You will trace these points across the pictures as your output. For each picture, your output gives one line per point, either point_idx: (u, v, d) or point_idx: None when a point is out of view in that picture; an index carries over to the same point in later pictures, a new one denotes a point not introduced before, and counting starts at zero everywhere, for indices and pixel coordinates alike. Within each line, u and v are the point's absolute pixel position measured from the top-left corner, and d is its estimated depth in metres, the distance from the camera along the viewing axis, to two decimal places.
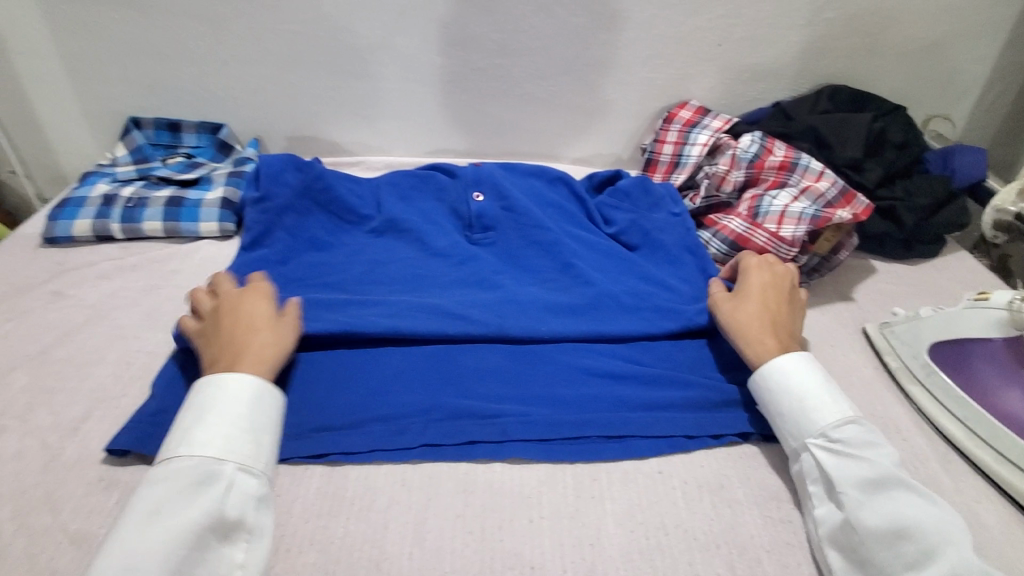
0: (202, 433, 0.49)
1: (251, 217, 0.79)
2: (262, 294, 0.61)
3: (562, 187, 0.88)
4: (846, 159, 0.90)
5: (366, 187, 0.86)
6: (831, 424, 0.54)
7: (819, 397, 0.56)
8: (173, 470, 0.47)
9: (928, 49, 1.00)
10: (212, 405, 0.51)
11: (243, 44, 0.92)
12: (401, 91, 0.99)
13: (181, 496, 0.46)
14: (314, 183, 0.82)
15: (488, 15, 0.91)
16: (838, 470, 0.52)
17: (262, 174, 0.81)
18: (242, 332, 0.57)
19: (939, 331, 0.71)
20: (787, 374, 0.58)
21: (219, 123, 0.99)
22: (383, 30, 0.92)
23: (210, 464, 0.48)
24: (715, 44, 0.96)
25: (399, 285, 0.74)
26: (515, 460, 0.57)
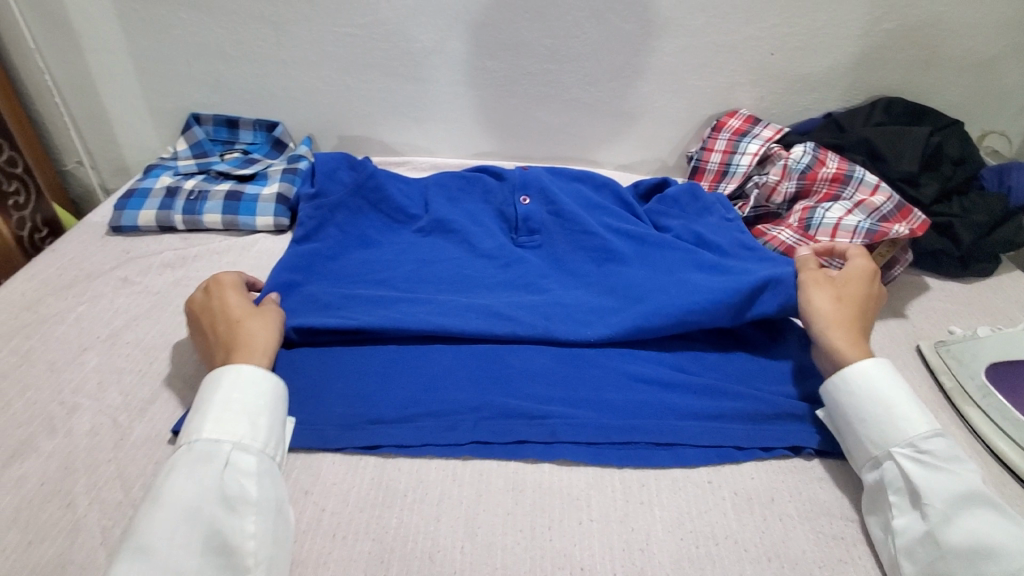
0: (195, 421, 0.51)
1: (305, 212, 0.80)
2: (228, 285, 0.64)
3: (608, 193, 0.88)
4: (901, 173, 0.88)
5: (416, 187, 0.88)
6: (920, 435, 0.53)
7: (908, 408, 0.55)
8: (176, 458, 0.49)
9: (989, 63, 0.98)
10: (207, 394, 0.53)
11: (301, 45, 0.95)
12: (451, 94, 1.00)
13: (184, 479, 0.48)
14: (366, 182, 0.83)
15: (540, 21, 0.92)
16: (925, 482, 0.51)
17: (318, 172, 0.83)
18: (236, 322, 0.60)
19: (998, 352, 0.69)
20: (875, 380, 0.57)
21: (275, 120, 1.03)
22: (437, 34, 0.93)
23: (206, 447, 0.50)
24: (768, 54, 0.95)
25: (446, 284, 0.75)
26: (563, 463, 0.58)
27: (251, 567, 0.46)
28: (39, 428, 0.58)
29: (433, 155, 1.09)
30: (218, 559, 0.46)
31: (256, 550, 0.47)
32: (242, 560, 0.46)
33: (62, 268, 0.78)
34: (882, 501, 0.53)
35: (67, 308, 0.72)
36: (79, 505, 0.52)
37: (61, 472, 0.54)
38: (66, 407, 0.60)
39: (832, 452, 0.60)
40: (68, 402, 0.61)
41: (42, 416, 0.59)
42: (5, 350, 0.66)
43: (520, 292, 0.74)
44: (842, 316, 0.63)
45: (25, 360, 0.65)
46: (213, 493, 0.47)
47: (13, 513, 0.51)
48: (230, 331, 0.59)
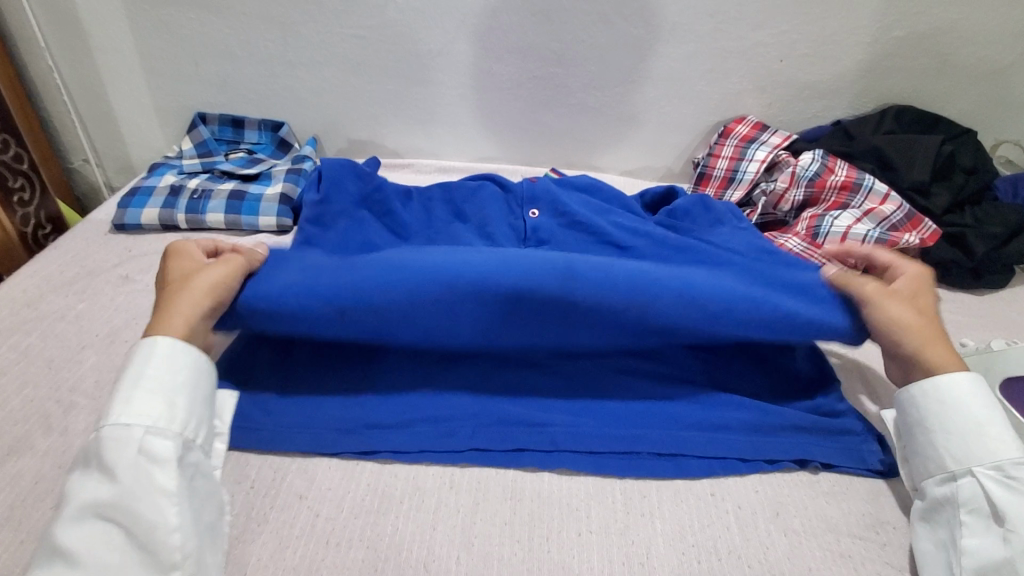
0: (109, 409, 0.48)
1: (306, 217, 0.78)
2: (184, 250, 0.61)
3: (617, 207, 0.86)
4: (913, 181, 0.87)
5: (417, 199, 0.86)
6: (1011, 460, 0.50)
7: (1002, 430, 0.52)
8: (90, 450, 0.47)
9: (1003, 72, 0.96)
10: (123, 377, 0.50)
11: (307, 46, 0.95)
12: (456, 97, 1.00)
13: (100, 470, 0.46)
14: (372, 193, 0.83)
15: (548, 25, 0.91)
16: (1010, 506, 0.48)
17: (324, 177, 0.81)
18: (176, 287, 0.56)
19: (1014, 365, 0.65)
20: (968, 392, 0.54)
21: (280, 121, 1.03)
22: (443, 37, 0.93)
23: (117, 435, 0.47)
24: (777, 60, 0.94)
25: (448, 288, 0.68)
26: (563, 472, 0.57)
27: (178, 563, 0.44)
28: (35, 426, 0.57)
29: (437, 158, 1.09)
30: (145, 556, 0.44)
31: (182, 543, 0.45)
32: (167, 555, 0.44)
33: (64, 265, 0.78)
34: (950, 516, 0.51)
35: (67, 305, 0.71)
36: None
37: (55, 472, 0.54)
38: (62, 406, 0.59)
39: (839, 464, 0.59)
40: (65, 400, 0.60)
41: (38, 414, 0.59)
42: (3, 347, 0.65)
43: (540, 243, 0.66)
44: (933, 330, 0.58)
45: (24, 357, 0.65)
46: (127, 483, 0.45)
47: (5, 512, 0.50)
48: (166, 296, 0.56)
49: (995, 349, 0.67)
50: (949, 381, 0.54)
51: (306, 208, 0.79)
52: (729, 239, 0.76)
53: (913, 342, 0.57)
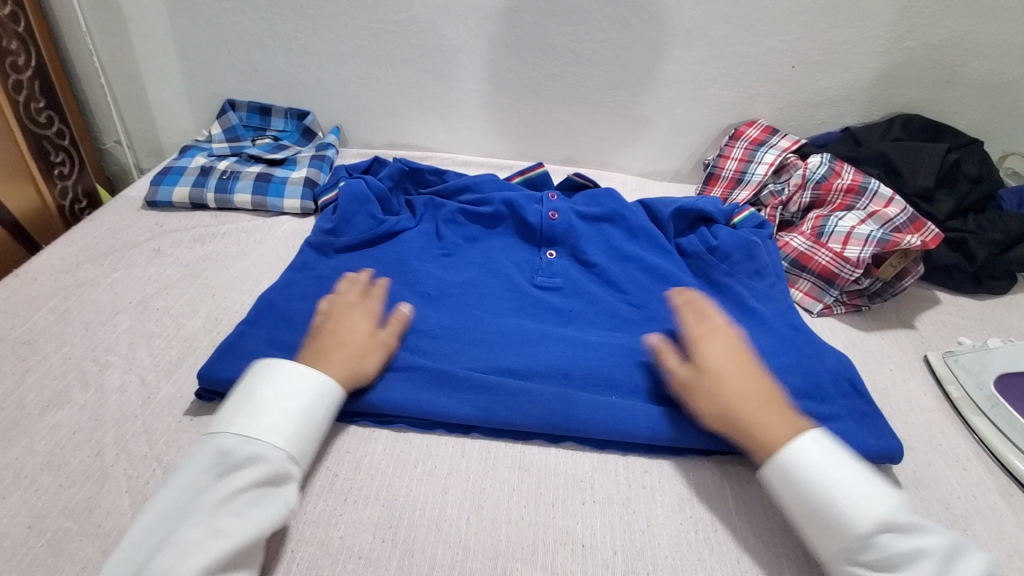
0: (284, 424, 0.51)
1: (313, 241, 0.80)
2: (367, 310, 0.65)
3: (642, 239, 0.83)
4: (916, 187, 0.90)
5: (428, 214, 0.88)
6: (856, 544, 0.46)
7: (847, 497, 0.47)
8: (256, 454, 0.48)
9: (1012, 84, 0.98)
10: (307, 406, 0.53)
11: (336, 38, 0.99)
12: (477, 93, 1.04)
13: (260, 484, 0.47)
14: (381, 232, 0.82)
15: (568, 25, 0.95)
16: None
17: (339, 211, 0.82)
18: (355, 344, 0.60)
19: (1011, 362, 0.67)
20: (801, 465, 0.50)
21: (306, 110, 1.07)
22: (467, 34, 0.97)
23: (287, 461, 0.50)
24: (789, 66, 0.97)
25: (451, 318, 0.70)
26: (568, 447, 0.60)
27: None
28: (72, 382, 0.61)
29: (455, 151, 1.13)
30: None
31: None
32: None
33: (99, 237, 0.82)
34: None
35: (103, 273, 0.75)
36: (108, 454, 0.55)
37: (92, 424, 0.57)
38: (98, 364, 0.63)
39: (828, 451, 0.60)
40: (101, 359, 0.64)
41: (76, 371, 0.62)
42: (44, 308, 0.69)
43: (547, 327, 0.70)
44: (762, 390, 0.56)
45: (63, 319, 0.68)
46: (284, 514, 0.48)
47: (47, 456, 0.54)
48: (342, 344, 0.59)
49: (993, 343, 0.69)
50: (780, 458, 0.51)
51: (315, 233, 0.81)
52: (760, 301, 0.75)
53: (747, 414, 0.54)
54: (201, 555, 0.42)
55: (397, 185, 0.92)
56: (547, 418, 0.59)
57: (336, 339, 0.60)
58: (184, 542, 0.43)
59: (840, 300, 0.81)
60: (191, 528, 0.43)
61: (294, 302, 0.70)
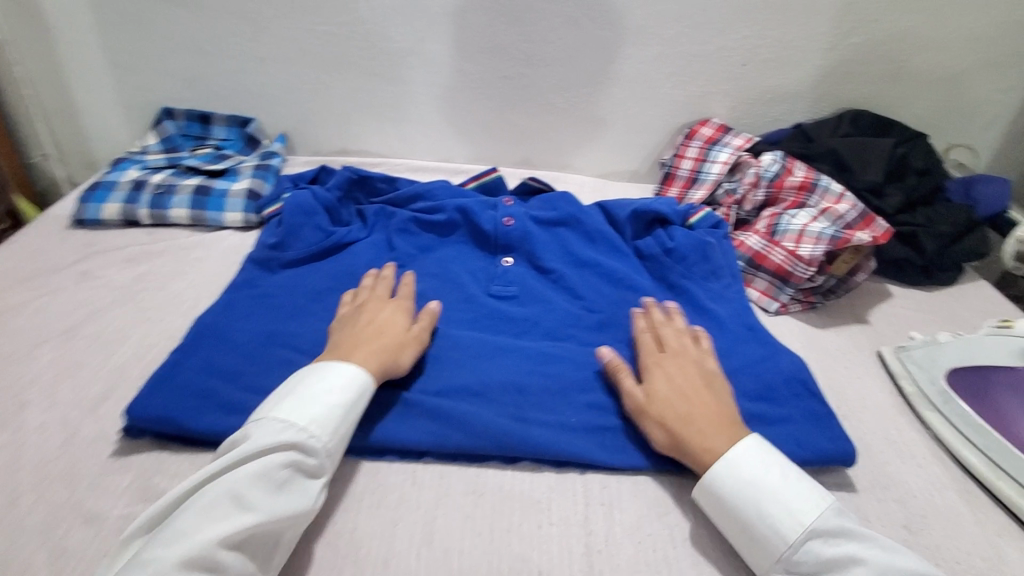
0: (325, 416, 0.51)
1: (256, 257, 0.76)
2: (404, 308, 0.65)
3: (599, 243, 0.82)
4: (866, 182, 0.91)
5: (379, 223, 0.85)
6: (788, 551, 0.48)
7: (777, 509, 0.49)
8: (295, 442, 0.49)
9: (953, 78, 1.01)
10: (351, 404, 0.53)
11: (278, 42, 0.95)
12: (428, 97, 1.01)
13: (289, 473, 0.48)
14: (329, 244, 0.78)
15: (517, 25, 0.93)
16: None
17: (283, 224, 0.78)
18: (393, 337, 0.60)
19: (961, 357, 0.66)
20: (732, 480, 0.51)
21: (249, 117, 1.02)
22: (415, 36, 0.94)
23: (322, 456, 0.50)
24: (740, 64, 0.97)
25: None
26: (526, 467, 0.58)
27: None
28: None
29: (408, 157, 1.09)
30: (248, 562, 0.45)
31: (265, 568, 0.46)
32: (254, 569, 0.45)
33: (21, 261, 0.76)
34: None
35: (24, 301, 0.70)
36: (24, 503, 0.50)
37: (7, 470, 0.53)
38: (15, 403, 0.58)
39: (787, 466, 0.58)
40: (18, 397, 0.59)
41: None
42: None
43: (504, 339, 0.68)
44: (712, 412, 0.56)
45: None
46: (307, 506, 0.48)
47: None
48: (380, 337, 0.60)
49: (941, 339, 0.68)
50: (719, 474, 0.52)
51: (258, 248, 0.77)
52: (716, 302, 0.75)
53: (693, 439, 0.54)
54: (223, 524, 0.43)
55: (345, 195, 0.88)
56: (502, 440, 0.57)
57: (373, 332, 0.60)
58: (210, 505, 0.44)
59: (795, 298, 0.81)
60: (221, 496, 0.45)
61: (236, 323, 0.67)
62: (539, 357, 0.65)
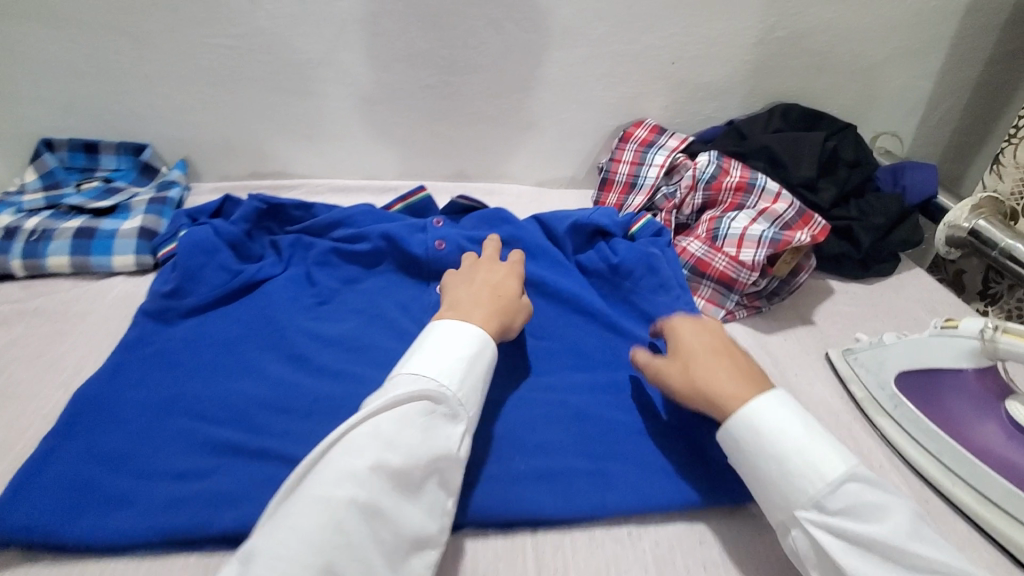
0: (449, 368, 0.53)
1: (148, 309, 0.67)
2: (516, 274, 0.69)
3: (540, 262, 0.77)
4: (801, 177, 0.89)
5: (297, 256, 0.77)
6: (825, 492, 0.46)
7: (815, 458, 0.48)
8: (429, 391, 0.50)
9: (877, 67, 1.01)
10: (471, 358, 0.55)
11: (167, 59, 0.85)
12: (345, 111, 0.93)
13: (427, 420, 0.49)
14: (238, 286, 0.71)
15: (436, 31, 0.86)
16: (842, 553, 0.45)
17: (180, 267, 0.69)
18: (507, 301, 0.64)
19: (907, 360, 0.63)
20: (766, 425, 0.50)
21: (143, 142, 0.92)
22: (324, 46, 0.86)
23: (454, 407, 0.51)
24: (669, 63, 0.94)
25: (324, 387, 0.61)
26: (468, 533, 0.52)
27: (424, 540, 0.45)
28: None
29: (330, 176, 1.01)
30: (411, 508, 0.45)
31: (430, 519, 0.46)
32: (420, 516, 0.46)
33: None
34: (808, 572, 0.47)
35: None
36: None
37: None
38: None
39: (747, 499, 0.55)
40: None
41: None
42: None
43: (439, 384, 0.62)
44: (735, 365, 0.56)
45: None
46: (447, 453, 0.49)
47: None
48: (499, 301, 0.63)
49: (887, 340, 0.66)
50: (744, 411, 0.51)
51: (151, 298, 0.68)
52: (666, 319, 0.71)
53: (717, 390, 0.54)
54: (376, 460, 0.44)
55: (256, 225, 0.79)
56: None
57: (491, 296, 0.64)
58: (361, 445, 0.45)
59: (740, 303, 0.79)
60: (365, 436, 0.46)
61: (127, 392, 0.59)
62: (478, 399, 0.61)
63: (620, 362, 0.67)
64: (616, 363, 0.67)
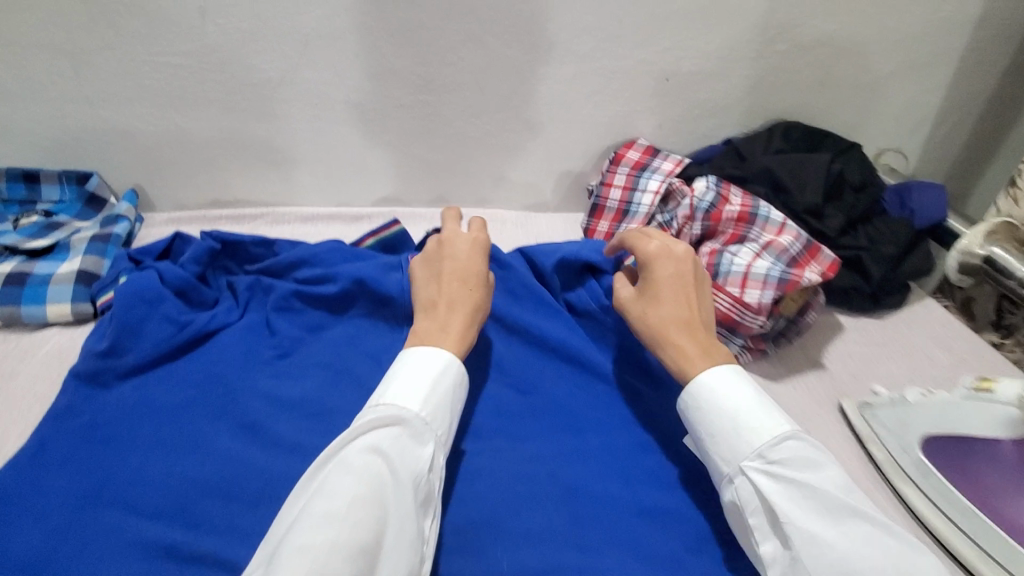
0: (412, 393, 0.51)
1: (81, 370, 0.60)
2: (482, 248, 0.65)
3: (527, 303, 0.68)
4: (806, 204, 0.83)
5: (255, 300, 0.69)
6: (767, 444, 0.49)
7: (764, 417, 0.51)
8: (388, 416, 0.49)
9: (884, 81, 0.95)
10: (437, 375, 0.53)
11: (110, 79, 0.77)
12: (313, 133, 0.86)
13: (394, 446, 0.47)
14: (185, 341, 0.63)
15: (410, 46, 0.78)
16: (780, 496, 0.47)
17: (117, 322, 0.61)
18: (476, 290, 0.61)
19: (935, 421, 0.61)
20: (721, 385, 0.53)
21: (87, 171, 0.84)
22: (286, 64, 0.78)
23: (419, 425, 0.50)
24: (663, 79, 0.87)
25: (276, 466, 0.54)
26: None
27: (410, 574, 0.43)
28: None
29: (300, 202, 0.94)
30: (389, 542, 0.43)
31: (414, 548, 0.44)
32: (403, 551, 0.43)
33: None
34: (746, 516, 0.49)
35: None
36: None
37: None
38: None
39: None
40: None
41: None
42: None
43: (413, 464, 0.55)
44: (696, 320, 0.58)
45: None
46: (421, 471, 0.48)
47: None
48: (468, 292, 0.60)
49: (907, 399, 0.63)
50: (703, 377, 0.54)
51: (84, 358, 0.61)
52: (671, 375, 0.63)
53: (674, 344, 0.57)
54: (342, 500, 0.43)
55: (211, 264, 0.72)
56: None
57: (459, 287, 0.60)
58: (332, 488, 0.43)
59: (744, 347, 0.72)
60: (332, 476, 0.45)
61: (54, 476, 0.53)
62: (453, 477, 0.55)
63: (616, 425, 0.60)
64: (611, 426, 0.60)
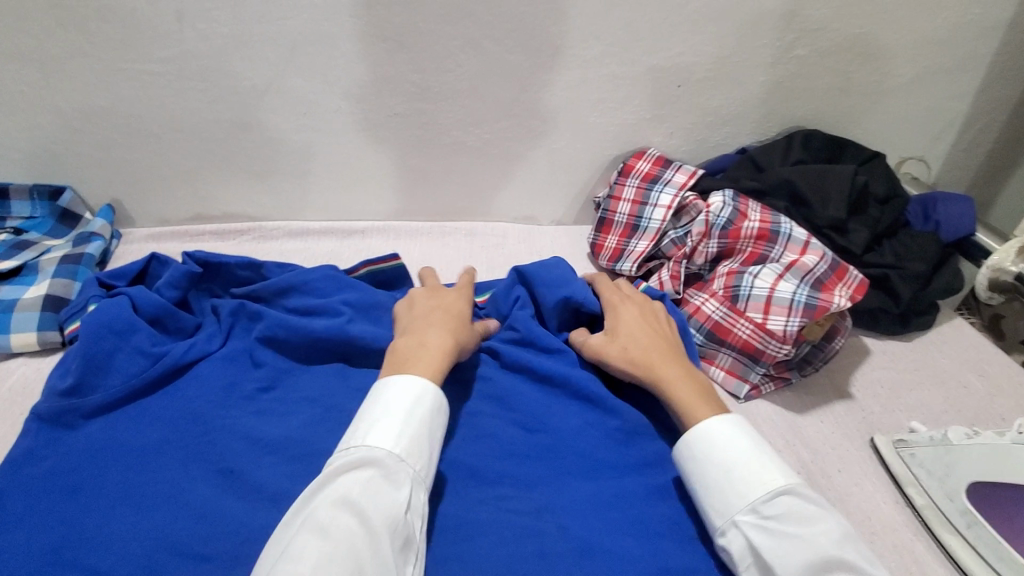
0: (384, 428, 0.46)
1: (42, 410, 0.54)
2: (464, 291, 0.65)
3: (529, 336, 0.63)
4: (828, 219, 0.78)
5: (239, 328, 0.64)
6: (761, 498, 0.45)
7: (760, 468, 0.47)
8: (353, 461, 0.44)
9: (907, 86, 0.89)
10: (410, 404, 0.48)
11: (81, 88, 0.71)
12: (302, 144, 0.80)
13: (363, 492, 0.42)
14: (159, 376, 0.58)
15: (404, 52, 0.73)
16: (772, 553, 0.43)
17: (82, 356, 0.56)
18: (458, 319, 0.60)
19: (982, 467, 0.58)
20: (714, 433, 0.49)
21: (60, 185, 0.79)
22: (271, 71, 0.73)
23: (391, 464, 0.45)
24: (675, 85, 0.82)
25: (255, 518, 0.48)
26: None
27: None
28: None
29: (290, 216, 0.88)
30: None
31: None
32: None
33: None
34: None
35: None
36: None
37: None
38: None
39: None
40: None
41: None
42: None
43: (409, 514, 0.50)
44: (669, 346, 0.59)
45: None
46: (397, 514, 0.42)
47: None
48: (449, 318, 0.59)
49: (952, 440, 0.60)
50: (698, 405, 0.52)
51: (47, 397, 0.55)
52: None
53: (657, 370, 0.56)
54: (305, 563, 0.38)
55: (194, 286, 0.67)
56: None
57: (440, 313, 0.60)
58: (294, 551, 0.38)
59: (767, 375, 0.68)
60: (296, 538, 0.40)
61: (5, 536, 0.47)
62: (452, 532, 0.49)
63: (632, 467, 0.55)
64: (625, 468, 0.55)
